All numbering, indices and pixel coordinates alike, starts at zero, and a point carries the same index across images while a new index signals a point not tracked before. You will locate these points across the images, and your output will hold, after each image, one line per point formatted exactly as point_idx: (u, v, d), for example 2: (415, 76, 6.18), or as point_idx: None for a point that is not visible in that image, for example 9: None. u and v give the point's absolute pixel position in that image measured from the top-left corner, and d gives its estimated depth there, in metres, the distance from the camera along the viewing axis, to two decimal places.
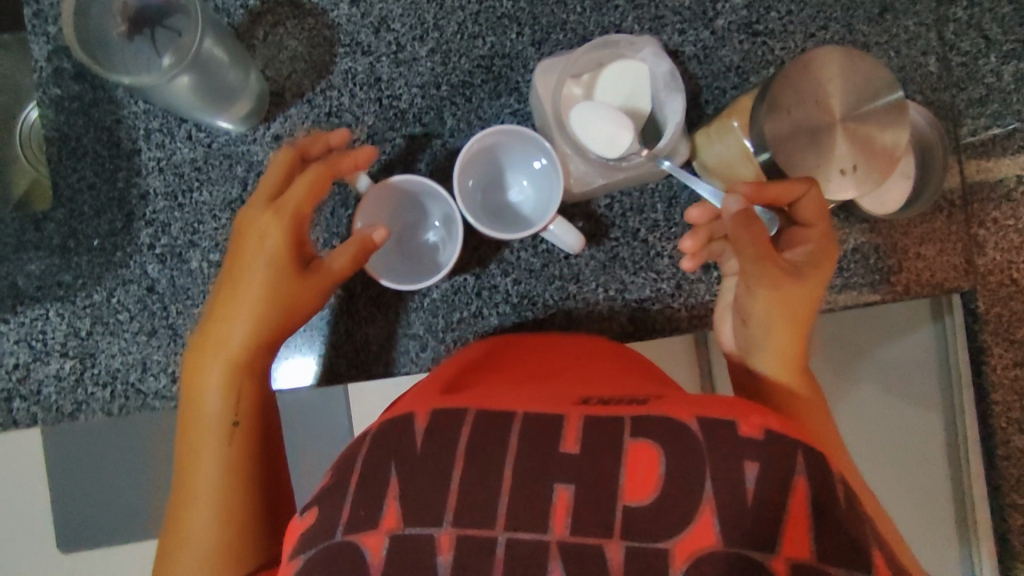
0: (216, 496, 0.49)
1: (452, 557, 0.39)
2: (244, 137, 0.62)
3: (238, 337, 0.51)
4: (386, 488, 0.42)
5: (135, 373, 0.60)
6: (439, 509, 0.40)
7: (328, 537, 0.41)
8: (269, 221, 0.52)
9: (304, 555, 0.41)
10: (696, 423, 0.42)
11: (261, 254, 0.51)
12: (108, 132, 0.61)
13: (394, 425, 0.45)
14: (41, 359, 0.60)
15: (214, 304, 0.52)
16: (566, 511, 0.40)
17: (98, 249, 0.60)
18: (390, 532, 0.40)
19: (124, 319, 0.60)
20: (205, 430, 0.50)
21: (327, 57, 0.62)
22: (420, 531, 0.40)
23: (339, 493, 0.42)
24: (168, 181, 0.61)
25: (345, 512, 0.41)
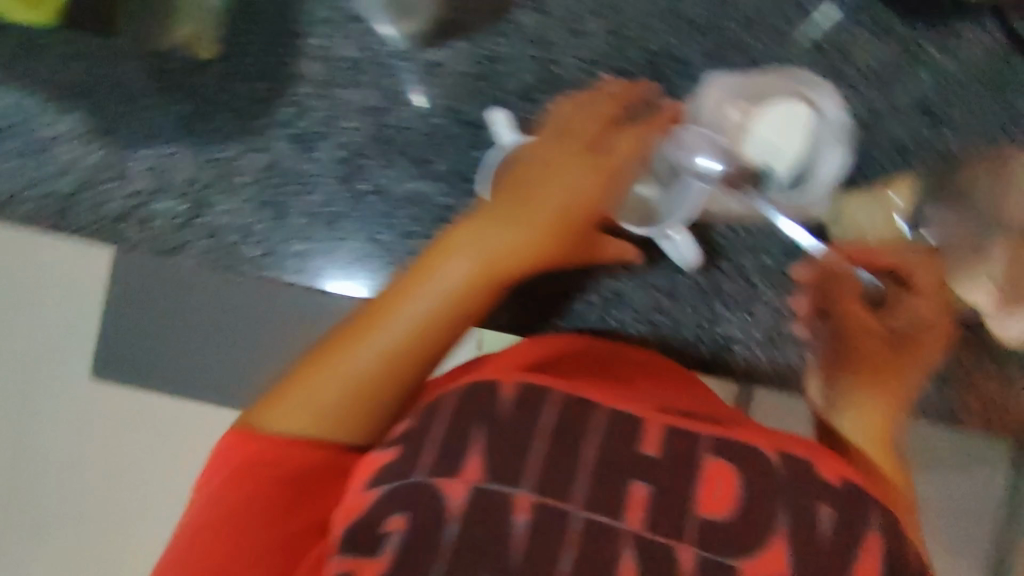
0: (375, 364, 0.49)
1: (526, 517, 0.42)
2: (404, 54, 0.63)
3: (514, 249, 0.51)
4: (468, 444, 0.44)
5: (235, 236, 0.63)
6: (519, 470, 0.44)
7: (411, 471, 0.44)
8: (569, 191, 0.53)
9: (386, 485, 0.44)
10: (775, 455, 0.48)
11: (571, 184, 0.54)
12: (283, 9, 0.63)
13: (472, 391, 0.47)
14: (160, 194, 0.63)
15: (499, 203, 0.53)
16: (639, 507, 0.43)
17: (241, 111, 0.63)
18: (474, 483, 0.43)
19: (243, 183, 0.63)
20: (420, 308, 0.49)
21: (503, 4, 0.62)
22: (498, 489, 0.43)
23: (424, 439, 0.45)
24: (323, 71, 0.63)
25: (428, 457, 0.44)
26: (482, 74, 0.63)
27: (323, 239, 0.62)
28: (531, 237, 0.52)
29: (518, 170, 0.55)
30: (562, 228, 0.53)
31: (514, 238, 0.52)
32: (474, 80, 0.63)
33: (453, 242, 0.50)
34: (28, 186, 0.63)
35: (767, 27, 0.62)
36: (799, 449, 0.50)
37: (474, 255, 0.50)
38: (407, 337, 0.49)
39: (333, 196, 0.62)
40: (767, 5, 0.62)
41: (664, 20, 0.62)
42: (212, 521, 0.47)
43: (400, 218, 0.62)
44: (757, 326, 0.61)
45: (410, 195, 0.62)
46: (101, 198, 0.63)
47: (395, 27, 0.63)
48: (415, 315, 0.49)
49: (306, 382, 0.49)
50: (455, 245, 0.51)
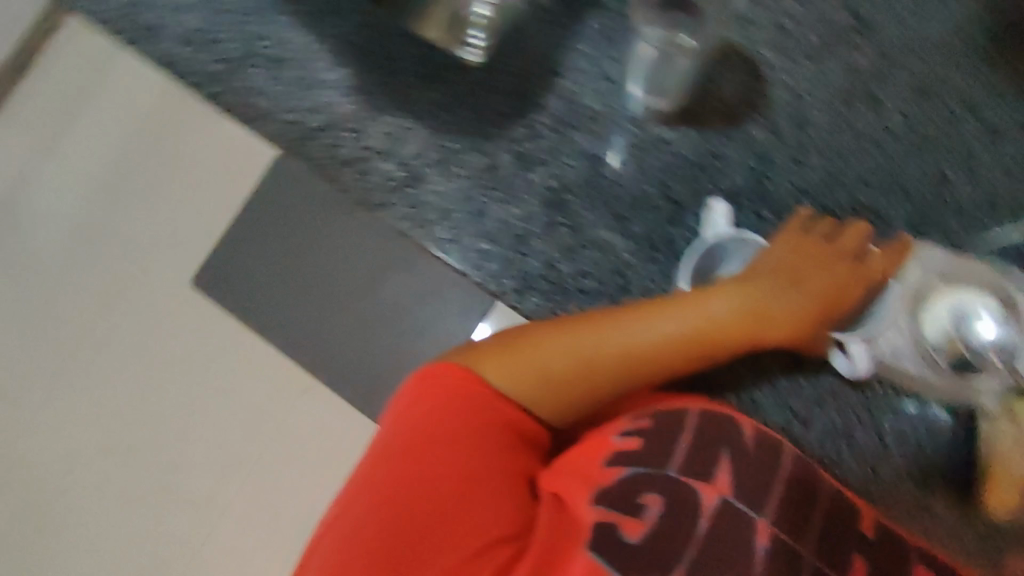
0: (619, 365, 0.52)
1: (767, 543, 0.45)
2: (639, 123, 0.69)
3: (768, 313, 0.55)
4: (714, 457, 0.49)
5: (434, 215, 0.69)
6: (755, 492, 0.47)
7: (661, 467, 0.48)
8: (814, 290, 0.56)
9: (633, 468, 0.47)
10: None
11: (832, 278, 0.56)
12: (551, 49, 0.70)
13: (721, 418, 0.52)
14: (386, 157, 0.71)
15: (761, 264, 0.57)
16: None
17: (482, 116, 0.70)
18: (722, 495, 0.47)
19: (459, 175, 0.69)
20: (677, 334, 0.53)
21: (744, 113, 0.68)
22: (746, 511, 0.46)
23: (673, 441, 0.49)
24: (565, 110, 0.69)
25: (676, 456, 0.48)
26: (703, 164, 0.67)
27: (507, 249, 0.67)
28: (787, 308, 0.55)
29: (782, 244, 0.58)
30: (798, 317, 0.55)
31: (757, 305, 0.55)
32: (693, 166, 0.67)
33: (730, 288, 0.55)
34: (289, 112, 0.74)
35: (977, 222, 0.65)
36: None
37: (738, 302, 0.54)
38: (650, 343, 0.52)
39: (532, 216, 0.67)
40: (982, 204, 0.65)
41: (884, 181, 0.66)
42: (420, 427, 0.45)
43: (583, 258, 0.66)
44: (877, 487, 0.61)
45: (599, 242, 0.66)
46: (338, 141, 0.72)
47: (655, 100, 0.68)
48: (670, 338, 0.53)
49: (546, 345, 0.50)
50: (726, 290, 0.55)
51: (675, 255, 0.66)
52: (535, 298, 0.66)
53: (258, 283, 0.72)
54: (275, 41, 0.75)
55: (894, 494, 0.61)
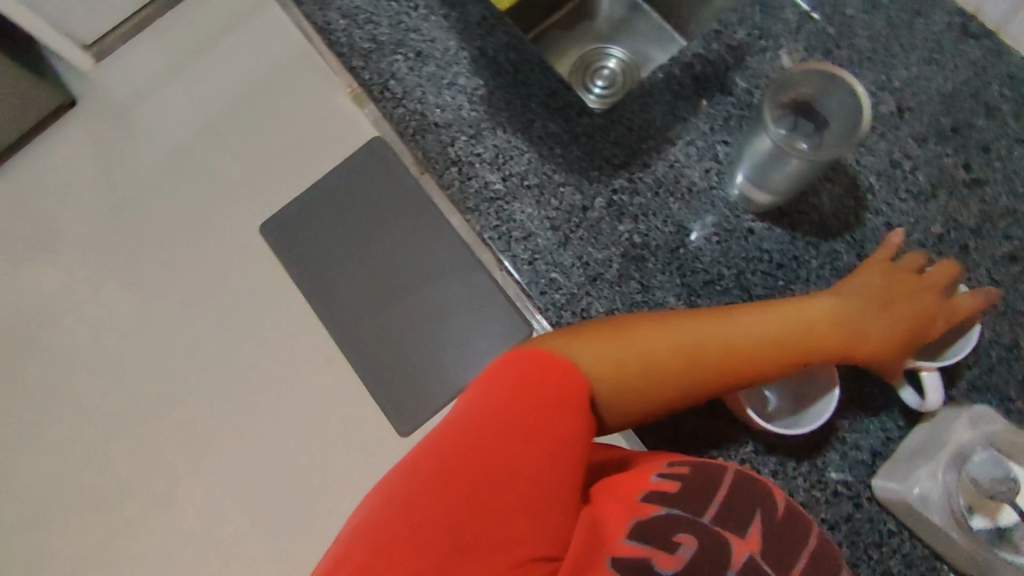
0: (738, 350, 0.48)
1: None
2: (733, 208, 0.72)
3: (876, 324, 0.54)
4: (751, 514, 0.40)
5: (518, 233, 0.72)
6: (786, 562, 0.38)
7: (697, 513, 0.39)
8: (905, 313, 0.55)
9: (668, 508, 0.40)
10: None
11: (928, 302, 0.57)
12: (670, 119, 0.76)
13: (755, 482, 0.43)
14: (491, 168, 0.75)
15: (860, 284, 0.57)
16: None
17: (589, 158, 0.74)
18: (754, 554, 0.38)
19: (551, 204, 0.73)
20: (793, 327, 0.51)
21: (837, 230, 0.69)
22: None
23: (710, 485, 0.41)
24: (666, 176, 0.73)
25: (713, 506, 0.40)
26: (783, 265, 0.69)
27: (575, 286, 0.69)
28: (895, 324, 0.54)
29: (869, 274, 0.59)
30: (893, 344, 0.54)
31: (850, 320, 0.53)
32: (774, 264, 0.69)
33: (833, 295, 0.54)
34: (417, 102, 0.79)
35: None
36: None
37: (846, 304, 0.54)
38: (769, 339, 0.49)
39: (609, 262, 0.70)
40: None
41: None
42: (485, 413, 0.40)
43: (643, 316, 0.68)
44: None
45: (664, 306, 0.68)
46: (452, 141, 0.77)
47: (763, 198, 0.69)
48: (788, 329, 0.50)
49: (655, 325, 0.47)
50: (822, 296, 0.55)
51: None
52: None
53: (326, 246, 0.81)
54: (426, 38, 0.81)
55: None
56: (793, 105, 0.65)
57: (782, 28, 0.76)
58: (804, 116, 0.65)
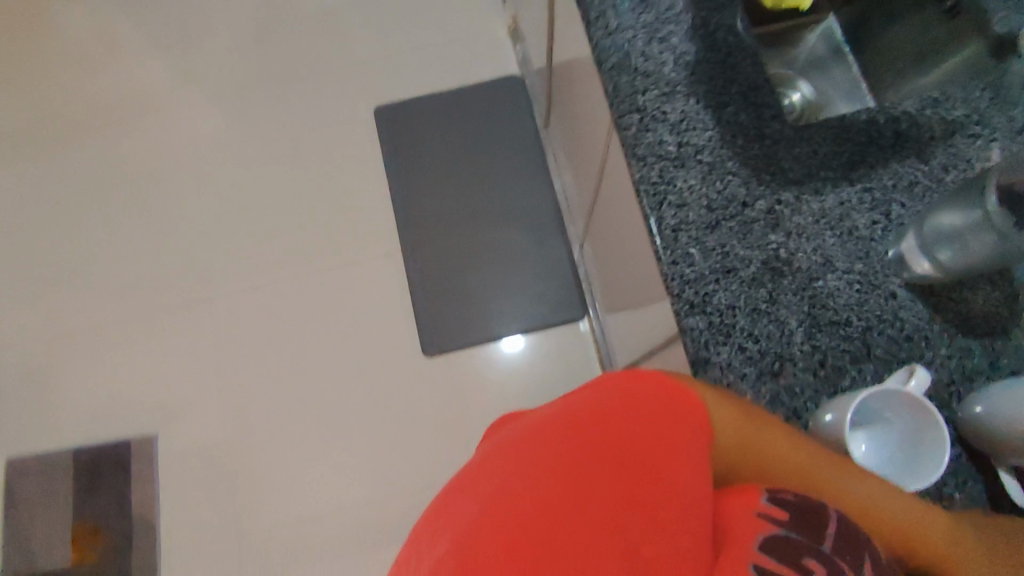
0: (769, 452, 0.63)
1: None
2: (887, 267, 0.70)
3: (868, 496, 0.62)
4: (855, 555, 0.54)
5: (673, 199, 0.72)
6: None
7: (815, 542, 0.55)
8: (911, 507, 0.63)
9: (787, 531, 0.55)
10: None
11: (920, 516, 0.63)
12: (859, 158, 0.73)
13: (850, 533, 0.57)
14: (671, 129, 0.74)
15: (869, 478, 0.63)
16: None
17: (766, 160, 0.73)
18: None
19: (715, 186, 0.72)
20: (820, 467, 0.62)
21: (977, 330, 0.67)
22: None
23: (816, 523, 0.56)
24: (834, 209, 0.71)
25: (824, 536, 0.55)
26: (911, 339, 0.67)
27: (707, 269, 0.69)
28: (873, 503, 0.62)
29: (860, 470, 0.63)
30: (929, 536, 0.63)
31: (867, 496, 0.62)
32: (903, 333, 0.68)
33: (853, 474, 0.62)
34: (624, 41, 0.78)
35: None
36: None
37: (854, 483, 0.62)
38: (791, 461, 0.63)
39: (746, 262, 0.69)
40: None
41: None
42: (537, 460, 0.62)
43: (759, 325, 0.67)
44: None
45: (783, 326, 0.67)
46: (644, 90, 0.76)
47: (927, 269, 0.66)
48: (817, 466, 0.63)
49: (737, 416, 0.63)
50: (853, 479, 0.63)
51: (830, 385, 0.67)
52: (699, 322, 0.68)
53: None
54: None
55: None
56: (1005, 189, 0.60)
57: (1003, 121, 0.73)
58: (1014, 205, 0.59)
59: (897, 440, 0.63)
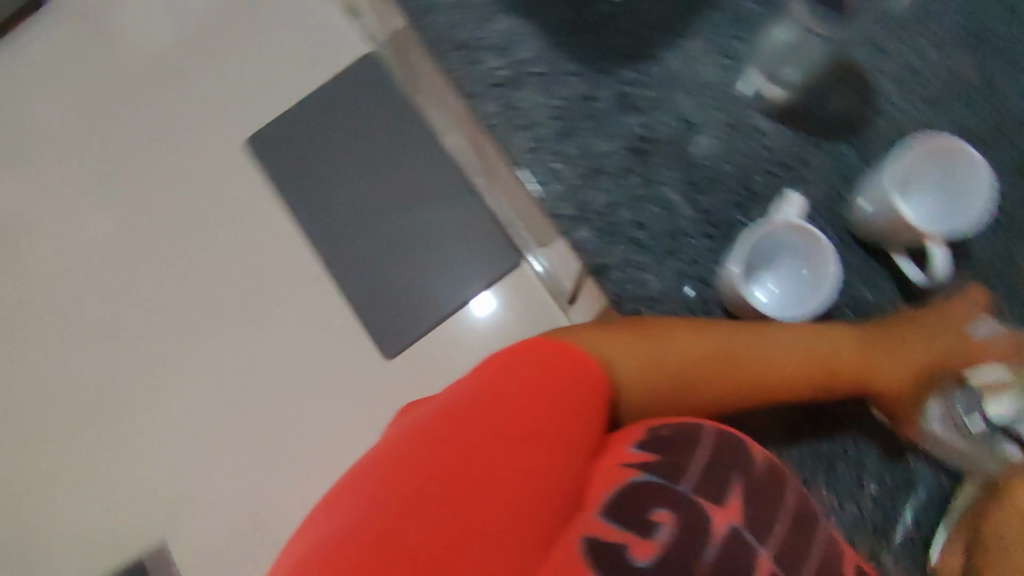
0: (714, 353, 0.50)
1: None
2: (742, 106, 0.69)
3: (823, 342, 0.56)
4: (724, 477, 0.39)
5: (521, 121, 0.69)
6: (770, 527, 0.38)
7: (672, 483, 0.38)
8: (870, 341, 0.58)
9: (650, 476, 0.38)
10: None
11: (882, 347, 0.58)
12: (684, 10, 0.71)
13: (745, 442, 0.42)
14: (494, 52, 0.71)
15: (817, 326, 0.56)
16: None
17: (597, 47, 0.70)
18: (732, 525, 0.37)
19: (556, 92, 0.70)
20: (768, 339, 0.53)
21: (845, 133, 0.68)
22: (757, 543, 0.37)
23: (688, 449, 0.40)
24: (677, 69, 0.70)
25: (691, 469, 0.38)
26: (788, 165, 0.68)
27: (577, 177, 0.68)
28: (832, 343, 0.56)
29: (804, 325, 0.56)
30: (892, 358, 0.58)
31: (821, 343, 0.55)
32: (778, 164, 0.68)
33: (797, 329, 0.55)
34: None
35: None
36: None
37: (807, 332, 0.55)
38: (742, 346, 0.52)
39: (611, 155, 0.68)
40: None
41: (972, 245, 0.65)
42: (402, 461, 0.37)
43: (645, 211, 0.67)
44: (837, 517, 0.62)
45: (666, 201, 0.67)
46: (454, 22, 0.72)
47: (775, 93, 0.69)
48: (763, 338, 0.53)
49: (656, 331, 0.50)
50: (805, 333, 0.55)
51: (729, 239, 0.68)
52: (587, 231, 0.67)
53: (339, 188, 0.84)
54: None
55: (850, 528, 0.62)
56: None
57: None
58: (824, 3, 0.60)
59: (806, 279, 0.62)
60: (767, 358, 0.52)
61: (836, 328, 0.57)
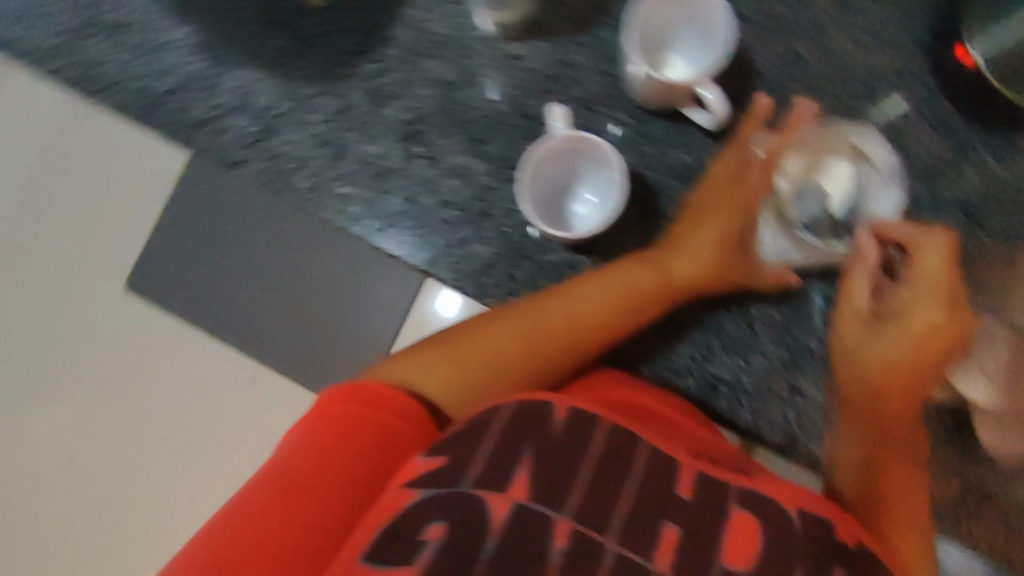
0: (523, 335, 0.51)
1: (565, 546, 0.36)
2: (487, 42, 0.67)
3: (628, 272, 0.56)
4: (503, 464, 0.38)
5: (293, 164, 0.68)
6: (562, 489, 0.38)
7: (449, 493, 0.37)
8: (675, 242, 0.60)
9: (423, 494, 0.37)
10: (798, 514, 0.40)
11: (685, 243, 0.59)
12: None
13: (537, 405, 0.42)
14: (236, 111, 0.68)
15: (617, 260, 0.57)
16: (672, 551, 0.36)
17: (328, 57, 0.68)
18: (517, 500, 0.37)
19: (311, 120, 0.68)
20: (569, 298, 0.54)
21: (594, 16, 0.66)
22: (545, 510, 0.37)
23: (469, 446, 0.39)
24: (411, 38, 0.68)
25: (475, 465, 0.38)
26: (555, 75, 0.66)
27: (368, 189, 0.66)
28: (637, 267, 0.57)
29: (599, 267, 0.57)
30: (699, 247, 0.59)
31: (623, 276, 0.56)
32: (545, 78, 0.66)
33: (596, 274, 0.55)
34: (129, 76, 0.69)
35: (856, 85, 0.66)
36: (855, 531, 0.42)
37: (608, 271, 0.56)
38: (548, 318, 0.52)
39: (391, 152, 0.66)
40: (855, 70, 0.66)
41: (755, 62, 0.66)
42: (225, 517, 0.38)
43: (446, 187, 0.65)
44: (748, 374, 0.63)
45: (460, 168, 0.65)
46: (186, 101, 0.68)
47: (506, 15, 0.66)
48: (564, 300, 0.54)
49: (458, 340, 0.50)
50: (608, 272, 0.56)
51: None
52: (402, 234, 0.66)
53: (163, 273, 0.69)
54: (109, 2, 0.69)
55: (764, 378, 0.63)
56: None
57: None
58: None
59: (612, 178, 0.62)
60: (575, 315, 0.53)
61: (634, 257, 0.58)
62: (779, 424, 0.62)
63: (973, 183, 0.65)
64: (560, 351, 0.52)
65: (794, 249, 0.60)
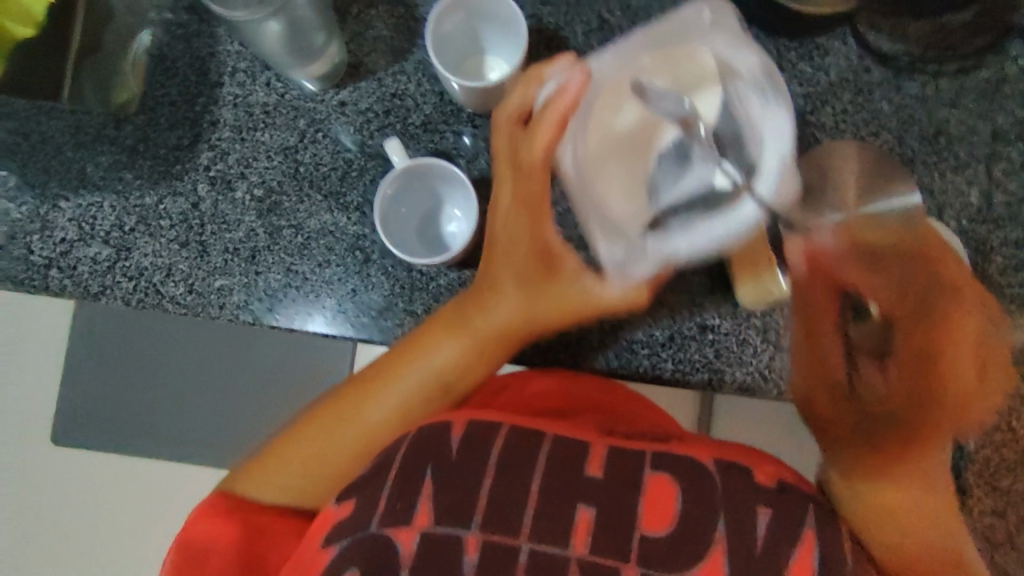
0: (341, 439, 0.51)
1: (476, 557, 0.45)
2: (314, 96, 0.67)
3: (438, 354, 0.53)
4: (408, 504, 0.47)
5: (159, 276, 0.65)
6: (468, 509, 0.47)
7: (361, 534, 0.47)
8: (481, 298, 0.53)
9: (340, 542, 0.47)
10: (713, 463, 0.49)
11: (492, 303, 0.52)
12: (200, 61, 0.67)
13: (435, 430, 0.50)
14: (85, 240, 0.66)
15: (425, 332, 0.54)
16: (586, 531, 0.46)
17: (162, 159, 0.66)
18: (423, 530, 0.46)
19: (164, 225, 0.66)
20: (373, 397, 0.52)
21: (408, 41, 0.67)
22: (450, 531, 0.46)
23: (376, 485, 0.48)
24: (238, 116, 0.67)
25: (381, 504, 0.47)
26: (389, 108, 0.67)
27: (243, 275, 0.65)
28: (445, 347, 0.53)
29: (407, 344, 0.54)
30: (506, 309, 0.52)
31: (429, 357, 0.53)
32: (380, 114, 0.67)
33: (396, 366, 0.53)
34: None
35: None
36: (761, 470, 0.49)
37: (411, 360, 0.53)
38: (360, 417, 0.52)
39: (254, 232, 0.66)
40: None
41: (572, 40, 0.68)
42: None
43: (320, 247, 0.65)
44: (659, 328, 0.64)
45: (327, 225, 0.65)
46: (31, 249, 0.66)
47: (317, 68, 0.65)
48: (371, 399, 0.52)
49: (291, 441, 0.52)
50: (411, 359, 0.53)
51: None
52: (289, 307, 0.65)
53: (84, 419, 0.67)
54: None
55: (675, 327, 0.64)
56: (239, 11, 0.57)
57: None
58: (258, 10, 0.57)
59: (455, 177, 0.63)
60: (383, 414, 0.52)
61: (448, 327, 0.53)
62: (702, 364, 0.64)
63: (798, 90, 0.70)
64: (377, 450, 0.52)
65: (654, 227, 0.39)
